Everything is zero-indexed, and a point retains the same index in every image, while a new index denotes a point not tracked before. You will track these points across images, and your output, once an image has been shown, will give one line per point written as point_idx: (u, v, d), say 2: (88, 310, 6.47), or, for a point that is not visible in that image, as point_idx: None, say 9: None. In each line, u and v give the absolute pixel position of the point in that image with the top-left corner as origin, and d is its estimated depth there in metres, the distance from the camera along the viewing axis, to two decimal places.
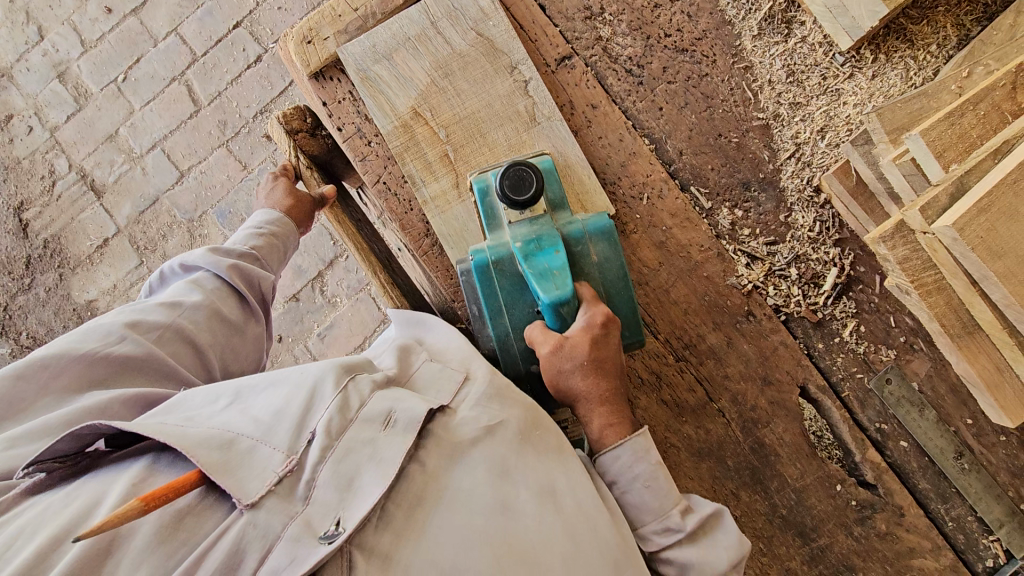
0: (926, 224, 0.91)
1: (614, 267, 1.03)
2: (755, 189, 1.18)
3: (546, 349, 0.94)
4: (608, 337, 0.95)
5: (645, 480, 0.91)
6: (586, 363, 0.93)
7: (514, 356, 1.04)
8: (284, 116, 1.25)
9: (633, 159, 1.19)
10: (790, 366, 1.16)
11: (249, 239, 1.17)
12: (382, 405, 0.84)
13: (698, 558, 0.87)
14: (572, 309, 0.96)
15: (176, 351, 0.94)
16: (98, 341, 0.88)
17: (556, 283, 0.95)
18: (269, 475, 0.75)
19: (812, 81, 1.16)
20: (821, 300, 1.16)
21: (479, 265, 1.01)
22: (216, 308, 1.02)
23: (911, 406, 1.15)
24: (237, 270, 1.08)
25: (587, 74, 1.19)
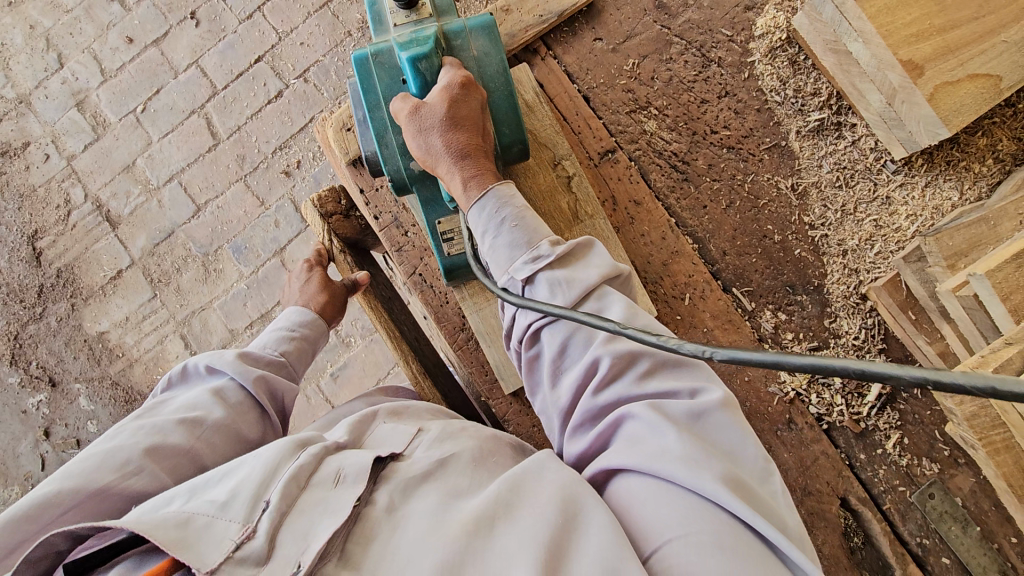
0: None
1: (492, 63, 0.99)
2: (800, 293, 1.15)
3: (406, 112, 0.90)
4: (468, 97, 0.90)
5: (512, 221, 0.86)
6: (444, 119, 0.88)
7: (392, 153, 0.98)
8: (318, 199, 1.24)
9: (676, 258, 1.16)
10: (831, 476, 1.13)
11: (278, 343, 1.14)
12: (331, 466, 0.78)
13: (566, 277, 0.80)
14: (433, 66, 0.92)
15: (190, 479, 0.88)
16: (114, 473, 0.82)
17: (418, 45, 0.93)
18: (228, 543, 0.67)
19: (862, 187, 1.13)
20: (865, 410, 1.14)
21: (359, 61, 0.96)
22: (238, 429, 0.97)
23: (954, 522, 1.12)
24: (263, 382, 1.05)
25: (630, 169, 1.17)
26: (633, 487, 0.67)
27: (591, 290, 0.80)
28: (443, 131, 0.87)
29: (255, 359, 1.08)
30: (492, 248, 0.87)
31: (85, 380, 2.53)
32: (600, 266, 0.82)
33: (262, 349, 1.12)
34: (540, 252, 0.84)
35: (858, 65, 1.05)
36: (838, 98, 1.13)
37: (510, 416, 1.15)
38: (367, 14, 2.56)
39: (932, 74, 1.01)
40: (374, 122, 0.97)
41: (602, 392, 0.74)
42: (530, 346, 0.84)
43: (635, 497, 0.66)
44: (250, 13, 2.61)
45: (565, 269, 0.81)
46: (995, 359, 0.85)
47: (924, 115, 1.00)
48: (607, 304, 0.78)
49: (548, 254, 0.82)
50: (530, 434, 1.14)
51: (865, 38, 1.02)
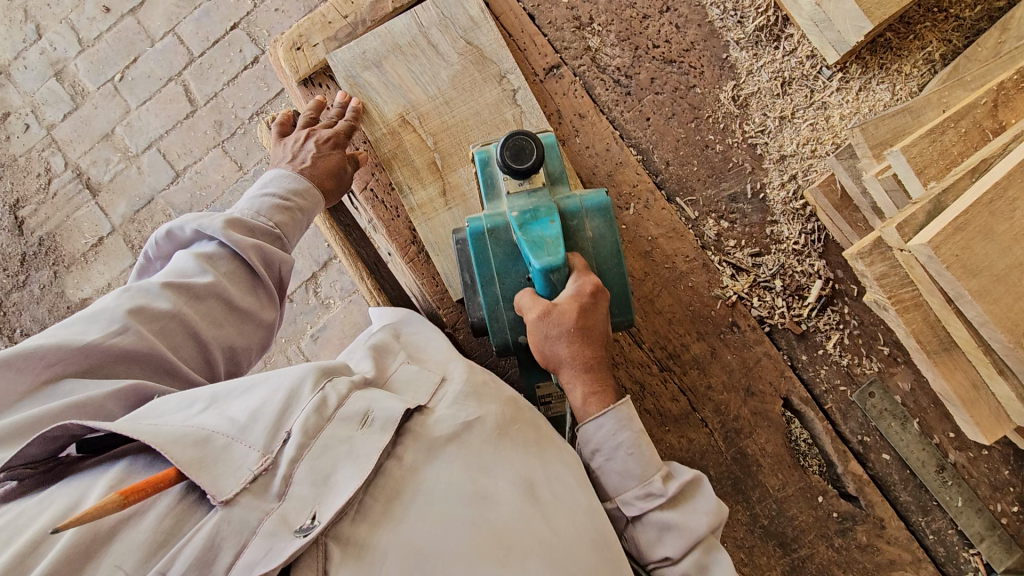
0: (903, 240, 0.87)
1: (607, 243, 0.99)
2: (742, 200, 1.18)
3: (533, 314, 0.92)
4: (597, 308, 0.91)
5: (628, 446, 0.91)
6: (572, 330, 0.90)
7: (501, 325, 0.99)
8: (272, 122, 1.26)
9: (620, 169, 1.19)
10: (774, 377, 1.17)
11: (269, 210, 1.00)
12: (360, 404, 0.81)
13: (677, 524, 0.86)
14: (563, 277, 0.92)
15: (179, 342, 0.86)
16: (99, 330, 0.79)
17: (548, 251, 0.91)
18: (245, 474, 0.71)
19: (799, 94, 1.16)
20: (805, 312, 1.17)
21: (474, 233, 0.98)
22: (227, 297, 0.91)
23: (893, 419, 1.16)
24: (257, 252, 0.95)
25: (575, 84, 1.20)
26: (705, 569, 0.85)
27: (701, 543, 0.86)
28: (569, 340, 0.90)
29: (247, 227, 0.97)
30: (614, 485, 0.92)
31: None
32: (678, 473, 0.91)
33: (254, 218, 0.99)
34: (650, 487, 0.89)
35: None
36: (774, 9, 1.17)
37: (461, 326, 1.18)
38: None
39: None
40: (487, 294, 0.99)
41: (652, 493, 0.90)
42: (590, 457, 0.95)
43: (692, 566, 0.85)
44: None
45: (665, 481, 0.89)
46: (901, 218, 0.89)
47: (847, 11, 1.07)
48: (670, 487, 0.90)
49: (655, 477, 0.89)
50: (481, 342, 1.17)
51: None
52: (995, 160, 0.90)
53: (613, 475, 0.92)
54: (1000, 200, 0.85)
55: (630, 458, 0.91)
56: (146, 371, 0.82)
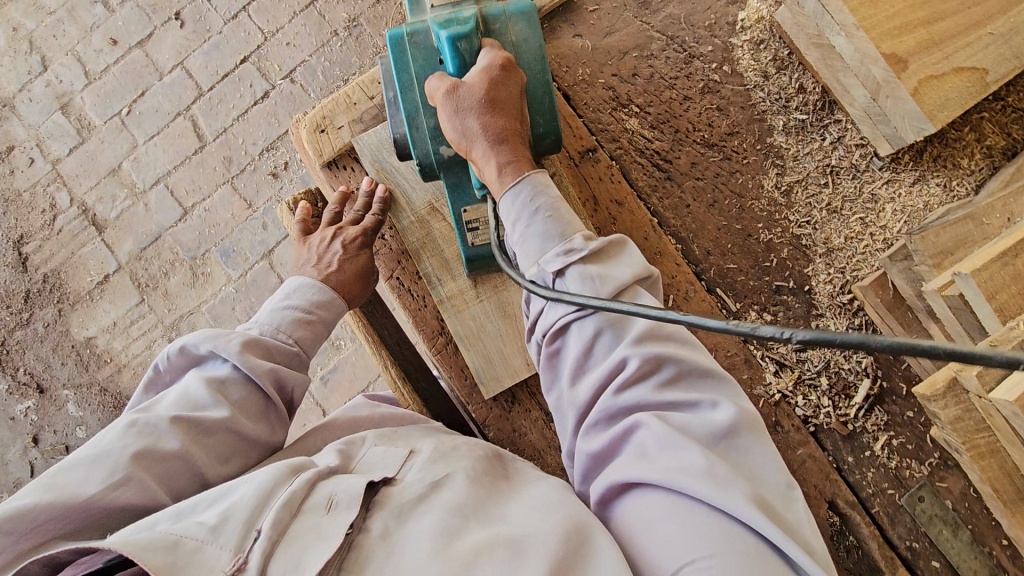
0: (984, 389, 0.81)
1: (530, 50, 0.95)
2: (785, 293, 1.13)
3: (441, 91, 0.87)
4: (509, 80, 0.87)
5: (547, 211, 0.81)
6: (483, 102, 0.85)
7: (422, 136, 0.95)
8: (293, 202, 1.21)
9: (659, 259, 1.14)
10: (819, 480, 1.11)
11: (289, 325, 0.96)
12: (323, 492, 0.75)
13: (599, 274, 0.76)
14: (473, 47, 0.89)
15: (183, 488, 0.78)
16: (101, 482, 0.72)
17: (459, 24, 0.90)
18: (215, 575, 0.65)
19: (848, 185, 1.10)
20: (852, 412, 1.12)
21: (393, 38, 0.94)
22: (238, 430, 0.85)
23: (944, 525, 1.10)
24: (276, 377, 0.90)
25: (611, 168, 1.14)
26: (649, 504, 0.66)
27: (624, 291, 0.75)
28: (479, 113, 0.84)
29: (267, 348, 0.92)
30: (522, 239, 0.82)
31: (72, 386, 2.50)
32: (634, 267, 0.78)
33: (275, 334, 0.94)
34: (573, 246, 0.79)
35: (842, 60, 1.03)
36: (823, 94, 1.12)
37: (490, 423, 1.12)
38: (353, 13, 2.53)
39: (916, 68, 0.99)
40: (406, 102, 0.94)
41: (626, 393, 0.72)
42: (555, 342, 0.79)
43: (650, 535, 0.64)
44: (235, 13, 2.58)
45: (597, 264, 0.77)
46: (978, 362, 0.83)
47: (907, 111, 0.99)
48: (637, 305, 0.75)
49: (582, 248, 0.78)
50: (511, 440, 1.11)
51: (847, 31, 0.99)
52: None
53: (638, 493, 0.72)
54: None
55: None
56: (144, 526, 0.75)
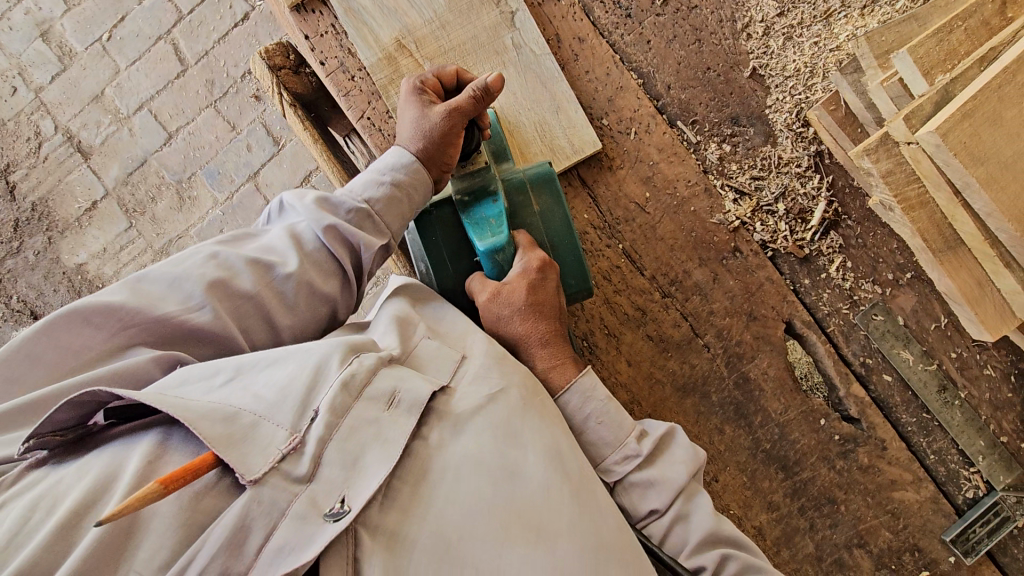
0: (911, 131, 0.90)
1: (556, 217, 1.08)
2: (743, 124, 1.16)
3: (485, 297, 1.00)
4: (544, 281, 1.00)
5: (597, 416, 0.96)
6: (523, 308, 0.98)
7: (463, 309, 1.11)
8: (266, 52, 1.23)
9: (621, 93, 1.17)
10: (776, 301, 1.16)
11: (366, 185, 0.99)
12: (386, 386, 0.82)
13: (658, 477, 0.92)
14: (508, 257, 1.02)
15: (252, 326, 0.91)
16: (178, 305, 0.85)
17: (491, 231, 1.02)
18: (272, 453, 0.73)
19: (803, 11, 1.13)
20: (808, 235, 1.16)
21: (423, 218, 1.09)
22: (308, 284, 0.94)
23: (896, 340, 1.15)
24: (334, 233, 0.95)
25: (573, 6, 1.18)
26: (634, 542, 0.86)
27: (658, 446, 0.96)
28: (521, 318, 0.98)
29: (332, 206, 0.97)
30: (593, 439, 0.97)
31: None
32: (685, 460, 0.94)
33: (348, 193, 0.99)
34: (628, 451, 0.94)
35: None
36: None
37: None
38: None
39: None
40: (444, 282, 1.09)
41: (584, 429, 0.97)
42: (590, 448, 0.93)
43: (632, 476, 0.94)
44: None
45: (655, 467, 0.93)
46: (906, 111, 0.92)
47: None
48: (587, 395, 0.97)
49: (637, 453, 0.93)
50: None
51: None
52: (1005, 48, 0.93)
53: (595, 436, 0.96)
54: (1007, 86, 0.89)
55: (602, 425, 0.96)
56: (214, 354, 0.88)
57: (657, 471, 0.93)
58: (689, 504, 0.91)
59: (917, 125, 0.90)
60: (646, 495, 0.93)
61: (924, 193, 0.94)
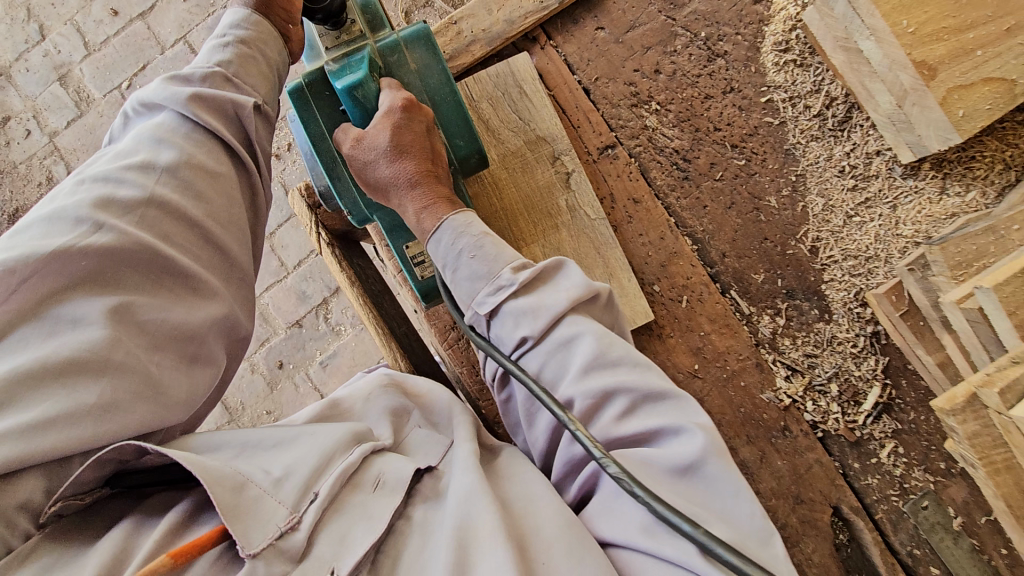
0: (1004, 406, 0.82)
1: (434, 72, 0.99)
2: (799, 297, 1.13)
3: (350, 145, 0.93)
4: (412, 122, 0.91)
5: (470, 251, 0.88)
6: (388, 149, 0.90)
7: (345, 185, 0.99)
8: (306, 189, 1.19)
9: (674, 259, 1.13)
10: (824, 485, 1.12)
11: (214, 52, 0.99)
12: (371, 470, 0.80)
13: (531, 307, 0.83)
14: (368, 94, 0.92)
15: (171, 230, 0.82)
16: (69, 233, 0.75)
17: (352, 71, 0.93)
18: (271, 530, 0.69)
19: (869, 191, 1.09)
20: (860, 418, 1.12)
21: (293, 91, 0.96)
22: (199, 165, 0.88)
23: (945, 533, 1.12)
24: (199, 102, 0.92)
25: (630, 165, 1.13)
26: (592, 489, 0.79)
27: (540, 277, 0.86)
28: (388, 161, 0.90)
29: (184, 78, 0.94)
30: (453, 282, 0.90)
31: None
32: (571, 289, 0.84)
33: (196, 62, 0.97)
34: (502, 282, 0.85)
35: (869, 65, 1.01)
36: (846, 97, 1.09)
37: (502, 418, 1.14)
38: None
39: (946, 76, 0.97)
40: (323, 157, 0.98)
41: (454, 266, 0.89)
42: (502, 389, 0.91)
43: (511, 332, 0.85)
44: None
45: (530, 295, 0.84)
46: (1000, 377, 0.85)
47: (934, 120, 0.97)
48: (456, 230, 0.89)
49: (511, 283, 0.84)
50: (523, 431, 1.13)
51: (879, 36, 0.98)
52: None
53: (463, 283, 0.88)
54: None
55: (475, 260, 0.87)
56: (139, 272, 0.79)
57: (534, 299, 0.84)
58: (571, 329, 0.82)
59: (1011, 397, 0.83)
60: (517, 325, 0.84)
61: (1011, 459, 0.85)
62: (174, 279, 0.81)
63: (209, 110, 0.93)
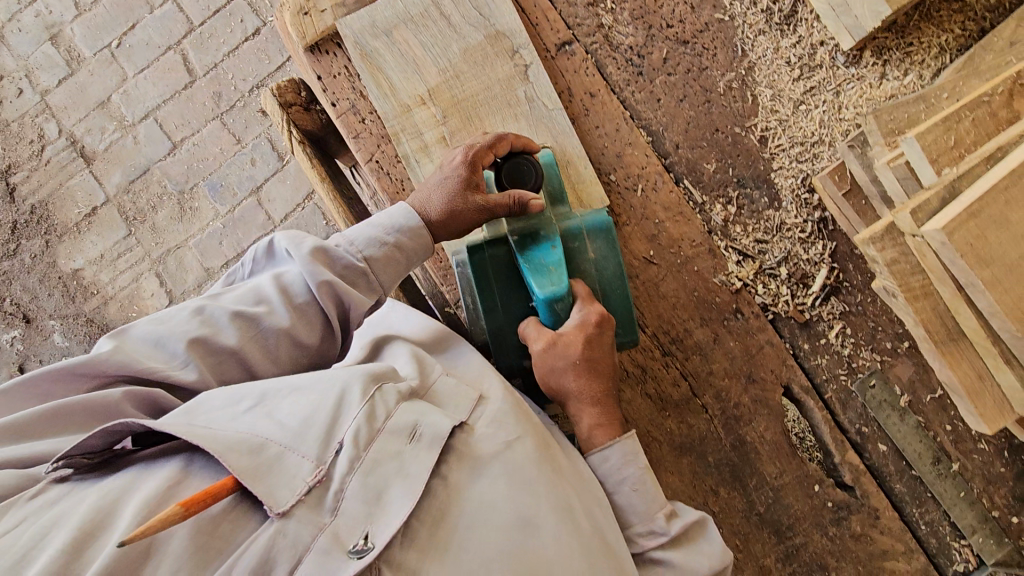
0: (916, 225, 0.92)
1: (610, 265, 1.05)
2: (749, 186, 1.17)
3: (539, 346, 0.98)
4: (601, 339, 0.97)
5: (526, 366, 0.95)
6: (579, 362, 0.96)
7: (506, 350, 1.06)
8: (278, 89, 1.23)
9: (630, 150, 1.18)
10: (775, 365, 1.16)
11: (364, 245, 0.94)
12: (408, 418, 0.81)
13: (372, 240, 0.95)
14: (566, 306, 0.98)
15: (231, 375, 0.86)
16: (163, 360, 0.82)
17: (551, 280, 0.97)
18: (298, 486, 0.72)
19: (814, 81, 1.14)
20: (809, 300, 1.17)
21: (473, 262, 1.04)
22: (293, 335, 0.89)
23: (892, 410, 1.16)
24: (330, 289, 0.90)
25: (586, 61, 1.18)
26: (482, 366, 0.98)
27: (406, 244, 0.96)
28: (575, 373, 0.96)
29: (328, 256, 0.92)
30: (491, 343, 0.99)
31: (59, 317, 2.48)
32: (691, 520, 0.94)
33: (345, 247, 0.94)
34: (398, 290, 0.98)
35: None
36: None
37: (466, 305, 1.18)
38: None
39: None
40: (489, 316, 1.05)
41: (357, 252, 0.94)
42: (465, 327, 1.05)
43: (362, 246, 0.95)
44: None
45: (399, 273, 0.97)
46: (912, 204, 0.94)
47: None
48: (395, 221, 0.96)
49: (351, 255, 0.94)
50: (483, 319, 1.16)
51: None
52: (1010, 147, 0.94)
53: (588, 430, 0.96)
54: (1016, 186, 0.91)
55: (635, 494, 0.94)
56: (193, 390, 0.84)
57: (681, 556, 0.90)
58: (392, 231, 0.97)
59: (921, 218, 0.92)
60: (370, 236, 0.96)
61: (928, 284, 0.97)
62: None
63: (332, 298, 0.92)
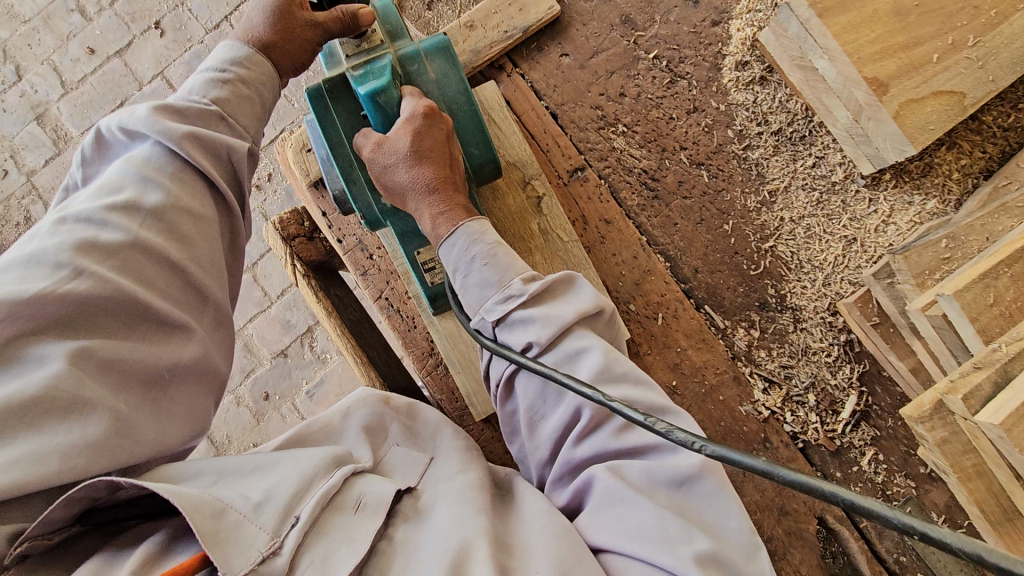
0: (970, 412, 0.88)
1: (451, 82, 1.01)
2: (772, 309, 1.14)
3: (371, 149, 0.93)
4: (435, 123, 0.93)
5: (482, 257, 0.89)
6: (410, 154, 0.91)
7: (361, 188, 1.00)
8: (280, 223, 1.21)
9: (648, 277, 1.14)
10: (807, 495, 1.12)
11: (205, 87, 0.92)
12: (354, 491, 0.78)
13: (540, 315, 0.84)
14: (391, 99, 0.94)
15: (148, 271, 0.78)
16: (47, 277, 0.71)
17: (373, 77, 0.94)
18: (253, 553, 0.67)
19: (834, 203, 1.12)
20: (839, 427, 1.13)
21: (314, 96, 0.97)
22: (184, 208, 0.83)
23: (930, 539, 1.08)
24: (195, 141, 0.86)
25: (600, 187, 1.15)
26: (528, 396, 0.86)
27: None
28: (408, 165, 0.91)
29: (177, 110, 0.87)
30: (463, 287, 0.90)
31: None
32: (578, 302, 0.85)
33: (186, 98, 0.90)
34: (511, 291, 0.86)
35: (825, 82, 1.05)
36: (805, 112, 1.12)
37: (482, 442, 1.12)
38: None
39: (898, 91, 1.00)
40: (339, 159, 0.99)
41: None
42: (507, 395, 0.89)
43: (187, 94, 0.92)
44: (216, 22, 2.53)
45: (540, 306, 0.85)
46: (965, 385, 0.90)
47: (888, 132, 1.01)
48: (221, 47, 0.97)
49: (521, 293, 0.86)
50: (503, 462, 1.11)
51: (830, 55, 1.01)
52: None
53: (472, 290, 0.89)
54: None
55: (486, 267, 0.89)
56: (117, 317, 0.74)
57: (543, 310, 0.85)
58: (580, 339, 0.83)
59: (975, 404, 0.89)
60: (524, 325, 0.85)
61: (982, 465, 0.90)
62: (149, 321, 0.77)
63: (202, 149, 0.87)
